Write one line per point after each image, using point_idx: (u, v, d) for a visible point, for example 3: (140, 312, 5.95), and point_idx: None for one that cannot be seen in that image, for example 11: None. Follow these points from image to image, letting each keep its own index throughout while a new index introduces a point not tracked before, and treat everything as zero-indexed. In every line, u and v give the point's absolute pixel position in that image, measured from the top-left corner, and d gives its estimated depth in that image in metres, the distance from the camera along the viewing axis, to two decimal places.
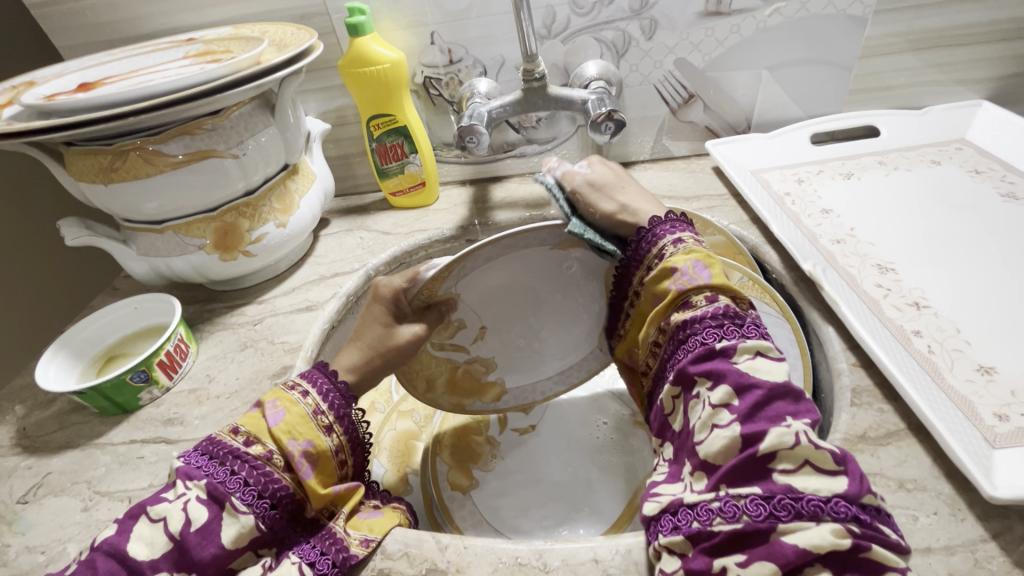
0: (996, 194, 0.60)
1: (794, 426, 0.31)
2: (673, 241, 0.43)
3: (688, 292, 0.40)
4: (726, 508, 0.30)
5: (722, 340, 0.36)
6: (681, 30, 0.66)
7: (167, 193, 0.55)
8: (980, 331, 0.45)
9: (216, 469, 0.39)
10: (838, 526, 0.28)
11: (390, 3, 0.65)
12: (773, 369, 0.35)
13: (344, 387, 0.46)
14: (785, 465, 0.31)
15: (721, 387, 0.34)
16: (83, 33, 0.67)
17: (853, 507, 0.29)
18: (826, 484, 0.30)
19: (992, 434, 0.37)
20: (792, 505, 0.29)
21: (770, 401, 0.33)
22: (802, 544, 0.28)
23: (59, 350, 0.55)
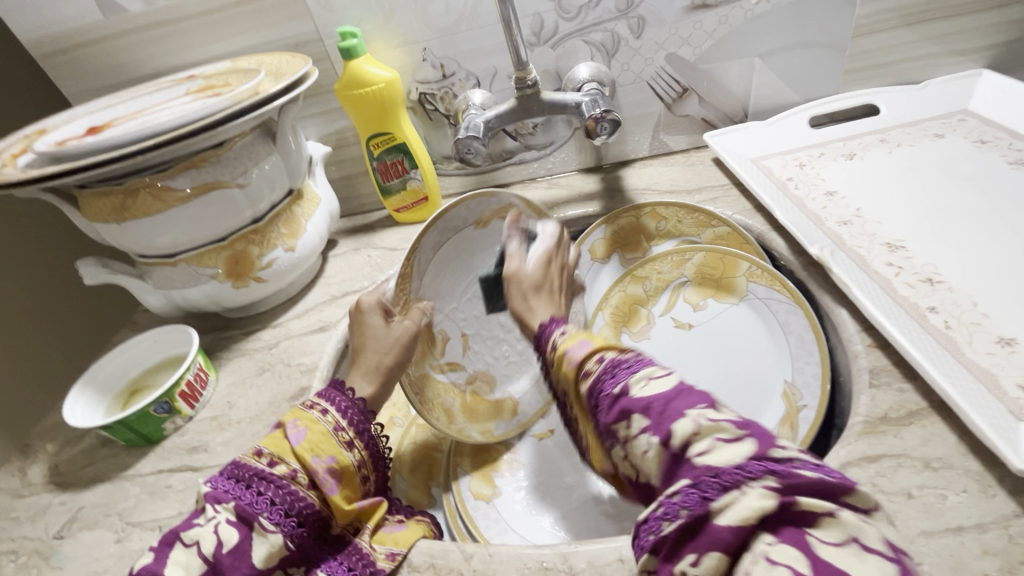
0: (1003, 162, 0.59)
1: (692, 415, 0.29)
2: (560, 333, 0.42)
3: (578, 363, 0.37)
4: (659, 514, 0.27)
5: (616, 384, 0.33)
6: (670, 26, 0.66)
7: (178, 227, 0.56)
8: (997, 302, 0.44)
9: (244, 491, 0.39)
10: (760, 487, 0.25)
11: (380, 24, 0.66)
12: (667, 378, 0.32)
13: (362, 403, 0.47)
14: (696, 449, 0.28)
15: (634, 421, 0.31)
16: (87, 79, 0.69)
17: (767, 461, 0.26)
18: (737, 450, 0.27)
19: (1017, 407, 0.37)
20: (713, 482, 0.26)
21: (668, 404, 0.30)
22: (731, 521, 0.25)
23: (85, 387, 0.57)
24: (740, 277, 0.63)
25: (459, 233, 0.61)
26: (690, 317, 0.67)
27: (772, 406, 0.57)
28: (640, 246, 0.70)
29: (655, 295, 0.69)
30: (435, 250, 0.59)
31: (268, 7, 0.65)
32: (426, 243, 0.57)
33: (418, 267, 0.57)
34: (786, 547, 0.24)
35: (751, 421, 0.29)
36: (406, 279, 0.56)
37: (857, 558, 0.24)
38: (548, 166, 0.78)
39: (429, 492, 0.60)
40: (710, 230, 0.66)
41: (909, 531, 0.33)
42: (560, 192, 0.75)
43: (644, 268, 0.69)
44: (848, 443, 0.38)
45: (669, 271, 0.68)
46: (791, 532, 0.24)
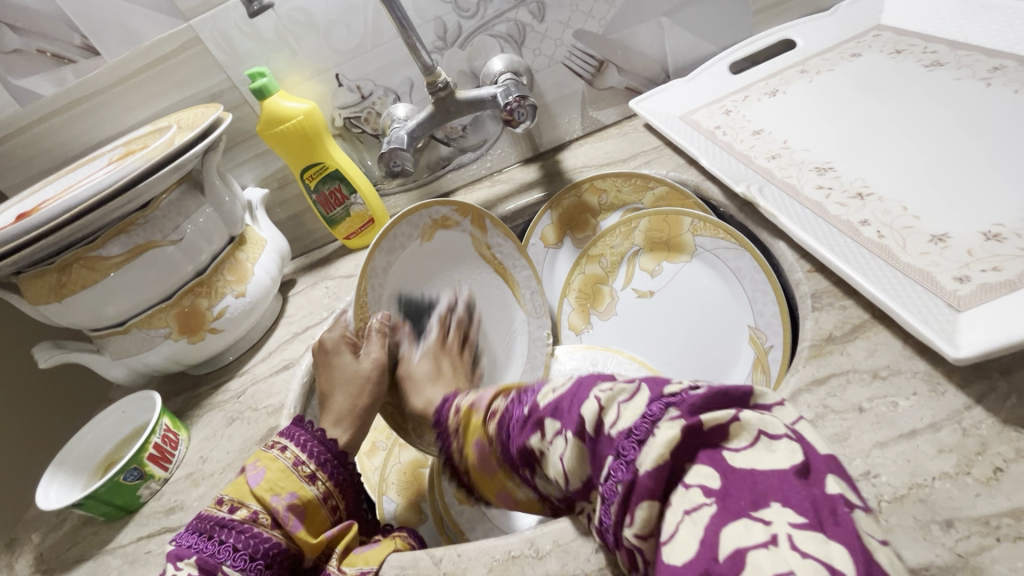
0: (920, 67, 0.59)
1: (593, 396, 0.34)
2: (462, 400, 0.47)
3: (486, 406, 0.45)
4: (608, 494, 0.31)
5: (524, 406, 0.40)
6: (570, 3, 0.66)
7: (119, 293, 0.56)
8: (925, 201, 0.44)
9: (206, 543, 0.38)
10: (666, 421, 0.29)
11: (289, 58, 0.67)
12: (568, 382, 0.38)
13: (323, 435, 0.46)
14: (609, 421, 0.32)
15: (548, 425, 0.37)
16: (15, 172, 0.69)
17: (662, 400, 0.31)
18: (638, 405, 0.31)
19: (955, 299, 0.36)
20: (631, 442, 0.30)
21: (565, 402, 0.36)
22: (649, 466, 0.28)
23: (56, 471, 0.56)
24: (686, 233, 0.63)
25: (406, 252, 0.55)
26: (650, 284, 0.67)
27: (742, 352, 0.57)
28: (588, 225, 0.70)
29: (613, 269, 0.70)
30: (388, 269, 0.53)
31: (176, 64, 0.66)
32: (380, 267, 0.52)
33: (378, 290, 0.52)
34: (703, 468, 0.28)
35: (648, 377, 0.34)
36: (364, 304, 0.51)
37: (762, 453, 0.28)
38: (487, 164, 0.78)
39: (419, 508, 0.58)
40: (650, 193, 0.66)
41: (863, 446, 0.32)
42: (502, 187, 0.75)
43: (597, 245, 0.70)
44: (797, 370, 0.37)
45: (620, 243, 0.69)
46: (708, 453, 0.28)
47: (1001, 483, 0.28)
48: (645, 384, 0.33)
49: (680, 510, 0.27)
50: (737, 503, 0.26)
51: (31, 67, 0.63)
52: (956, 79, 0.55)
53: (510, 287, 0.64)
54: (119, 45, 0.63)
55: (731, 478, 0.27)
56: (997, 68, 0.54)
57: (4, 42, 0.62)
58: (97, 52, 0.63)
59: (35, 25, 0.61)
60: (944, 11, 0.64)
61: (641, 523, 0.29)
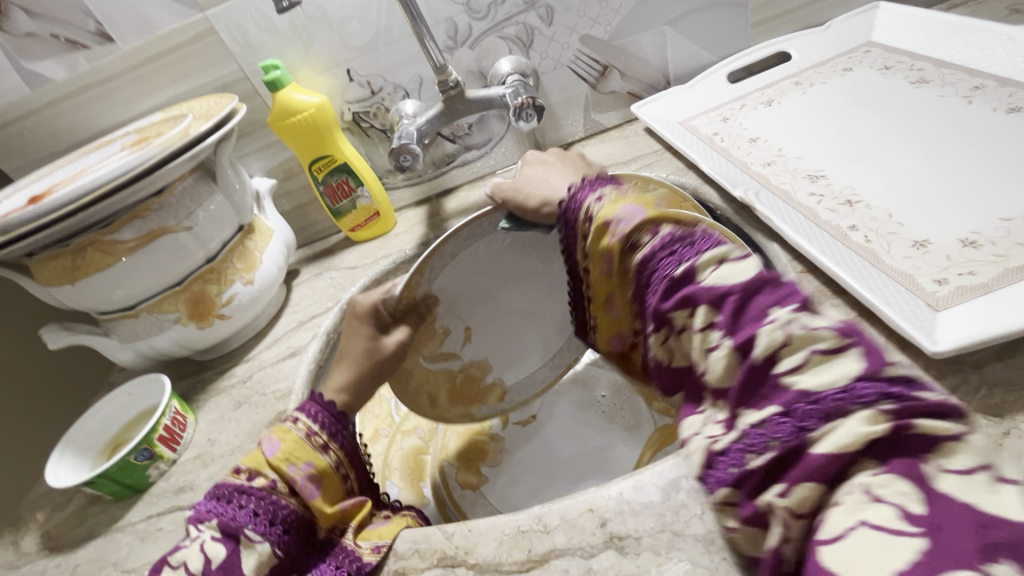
0: (907, 83, 0.62)
1: (777, 317, 0.29)
2: (595, 199, 0.43)
3: (625, 236, 0.39)
4: (754, 441, 0.28)
5: (680, 264, 0.36)
6: (577, 9, 0.68)
7: (132, 277, 0.57)
8: (910, 209, 0.47)
9: (225, 508, 0.40)
10: (867, 413, 0.25)
11: (302, 52, 0.68)
12: (740, 262, 0.33)
13: (332, 407, 0.47)
14: (787, 366, 0.28)
15: (702, 307, 0.33)
16: (21, 154, 0.70)
17: (881, 384, 0.25)
18: (843, 369, 0.26)
19: (934, 299, 0.39)
20: (812, 411, 0.26)
21: (748, 301, 0.31)
22: (828, 449, 0.25)
23: (64, 451, 0.57)
24: None
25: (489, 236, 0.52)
26: None
27: None
28: None
29: None
30: (455, 254, 0.50)
31: (189, 53, 0.66)
32: (447, 254, 0.50)
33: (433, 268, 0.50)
34: (897, 480, 0.23)
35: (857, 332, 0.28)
36: (413, 284, 0.49)
37: (984, 490, 0.22)
38: (491, 162, 0.80)
39: (421, 492, 0.60)
40: None
41: None
42: None
43: None
44: None
45: None
46: (904, 461, 0.24)
47: None
48: (854, 346, 0.27)
49: (859, 516, 0.23)
50: (956, 543, 0.21)
51: (44, 51, 0.63)
52: (941, 96, 0.59)
53: None
54: (133, 32, 0.64)
55: (941, 508, 0.22)
56: (978, 87, 0.58)
57: (17, 26, 0.62)
58: (111, 38, 0.64)
59: (49, 10, 0.62)
60: (931, 30, 0.68)
61: (796, 499, 0.26)
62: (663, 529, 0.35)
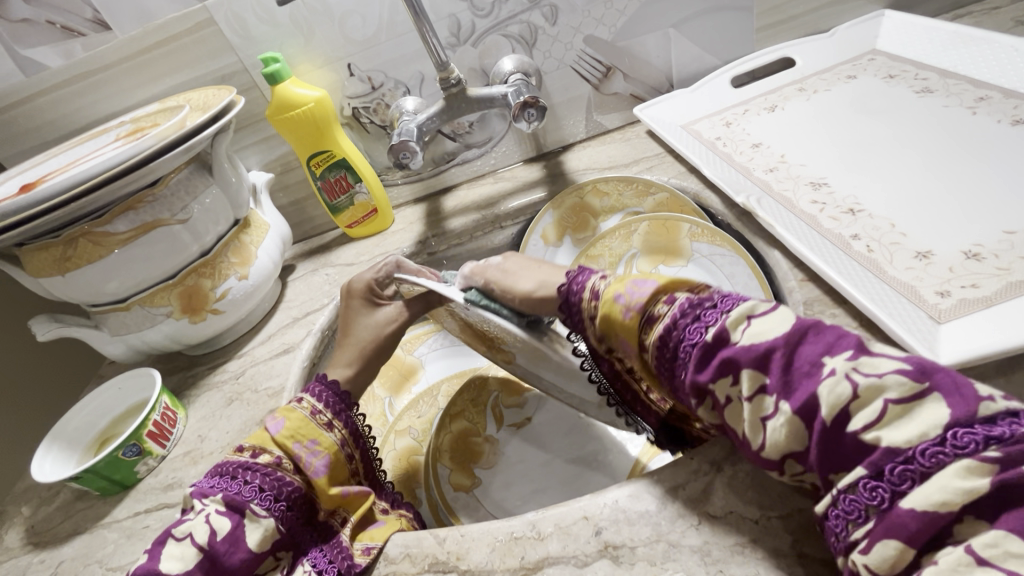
0: (911, 92, 0.62)
1: (840, 374, 0.26)
2: (599, 279, 0.41)
3: (638, 311, 0.36)
4: (845, 510, 0.26)
5: (708, 328, 0.32)
6: (582, 9, 0.68)
7: (124, 269, 0.56)
8: (914, 220, 0.46)
9: (230, 483, 0.39)
10: (967, 463, 0.23)
11: (303, 46, 0.67)
12: (772, 316, 0.31)
13: (336, 387, 0.48)
14: (863, 420, 0.26)
15: (747, 375, 0.30)
16: (15, 142, 0.68)
17: (979, 428, 0.23)
18: (931, 419, 0.24)
19: (936, 312, 0.39)
20: (902, 470, 0.24)
21: (796, 355, 0.28)
22: (921, 508, 0.23)
23: (51, 444, 0.56)
24: (684, 239, 0.64)
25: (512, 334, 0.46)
26: None
27: None
28: (588, 226, 0.72)
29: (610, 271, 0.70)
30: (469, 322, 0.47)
31: (188, 44, 0.65)
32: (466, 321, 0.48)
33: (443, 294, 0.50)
34: (1007, 536, 0.22)
35: (932, 370, 0.26)
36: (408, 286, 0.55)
37: None
38: (491, 161, 0.79)
39: (414, 492, 0.60)
40: (651, 199, 0.68)
41: None
42: (506, 185, 0.77)
43: (596, 246, 0.70)
44: None
45: (618, 245, 0.69)
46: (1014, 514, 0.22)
47: None
48: (936, 388, 0.25)
49: None
50: None
51: (39, 37, 0.62)
52: (945, 106, 0.58)
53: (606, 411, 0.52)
54: (130, 20, 0.63)
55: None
56: (982, 98, 0.57)
57: (13, 11, 0.61)
58: (108, 26, 0.63)
59: None
60: (936, 40, 0.68)
61: (879, 560, 0.24)
62: (658, 540, 0.34)
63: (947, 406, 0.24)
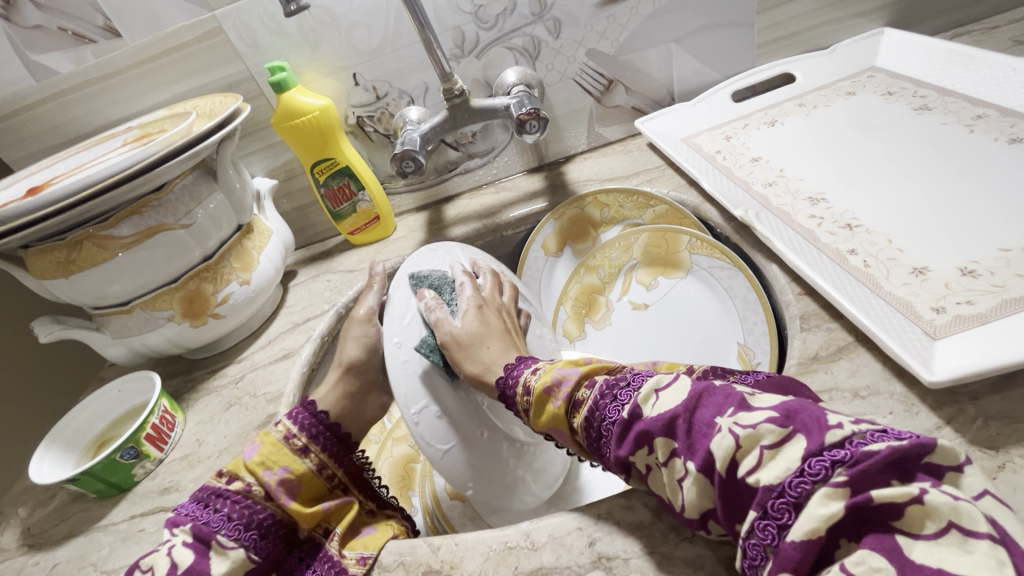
0: (910, 110, 0.63)
1: (724, 428, 0.29)
2: (531, 373, 0.43)
3: (567, 397, 0.39)
4: (753, 554, 0.27)
5: (621, 408, 0.34)
6: (585, 23, 0.69)
7: (127, 273, 0.57)
8: (909, 236, 0.47)
9: (200, 511, 0.41)
10: (825, 491, 0.25)
11: (309, 55, 0.68)
12: (672, 387, 0.33)
13: (314, 412, 0.49)
14: (748, 466, 0.28)
15: (658, 443, 0.32)
16: (25, 145, 0.69)
17: (829, 454, 0.26)
18: (793, 454, 0.26)
19: (932, 327, 0.39)
20: (782, 504, 0.26)
21: (693, 418, 0.30)
22: (799, 537, 0.25)
23: (50, 445, 0.56)
24: (683, 251, 0.65)
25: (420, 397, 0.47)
26: (645, 297, 0.69)
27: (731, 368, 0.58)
28: (588, 236, 0.72)
29: (610, 281, 0.71)
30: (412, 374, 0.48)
31: (196, 52, 0.66)
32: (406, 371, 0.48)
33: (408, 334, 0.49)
34: (869, 554, 0.24)
35: (796, 412, 0.28)
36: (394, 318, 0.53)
37: (954, 552, 0.23)
38: (493, 171, 0.80)
39: (410, 501, 0.61)
40: (651, 211, 0.68)
41: None
42: (507, 195, 0.77)
43: (596, 256, 0.72)
44: None
45: (618, 256, 0.71)
46: (876, 534, 0.24)
47: None
48: (800, 428, 0.27)
49: None
50: None
51: (51, 43, 0.63)
52: (943, 124, 0.59)
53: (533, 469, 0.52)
54: (140, 27, 0.64)
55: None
56: (980, 117, 0.58)
57: (26, 18, 0.62)
58: (119, 34, 0.64)
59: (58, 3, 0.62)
60: (934, 58, 0.69)
61: None
62: (653, 552, 0.34)
63: (807, 441, 0.27)
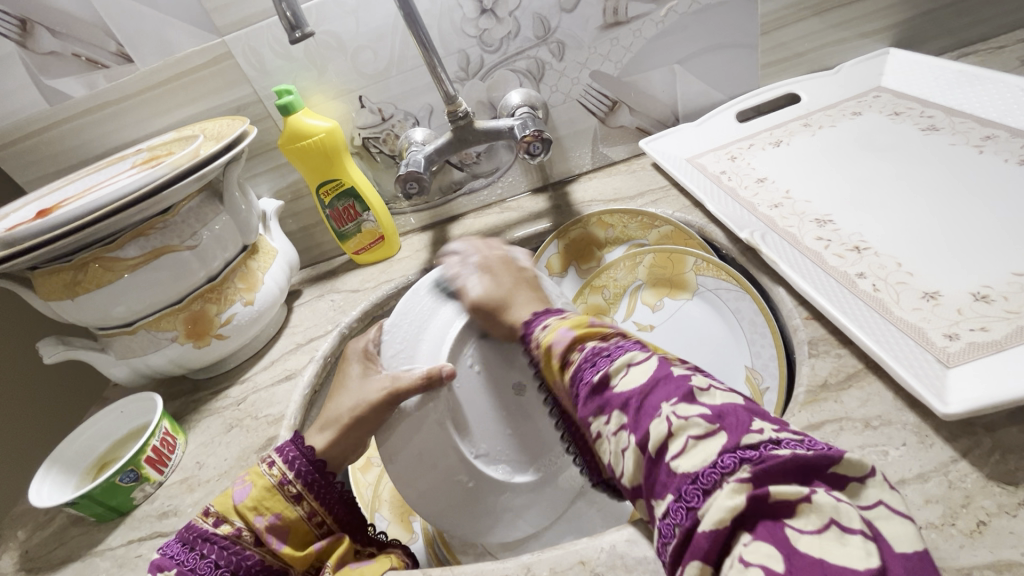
0: (917, 130, 0.62)
1: (664, 413, 0.32)
2: (542, 328, 0.47)
3: (561, 353, 0.42)
4: (663, 530, 0.31)
5: (596, 372, 0.38)
6: (589, 46, 0.69)
7: (132, 294, 0.57)
8: (919, 260, 0.46)
9: (187, 555, 0.40)
10: (732, 483, 0.28)
11: (316, 79, 0.69)
12: (643, 365, 0.37)
13: (310, 452, 0.46)
14: (673, 450, 0.31)
15: (614, 412, 0.36)
16: (38, 167, 0.71)
17: (739, 453, 0.29)
18: (711, 448, 0.30)
19: (945, 355, 0.38)
20: (694, 488, 0.29)
21: (644, 400, 0.34)
22: (708, 528, 0.28)
23: (50, 468, 0.56)
24: (689, 271, 0.65)
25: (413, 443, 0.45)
26: (651, 318, 0.68)
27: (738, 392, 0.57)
28: (593, 257, 0.72)
29: (615, 301, 0.70)
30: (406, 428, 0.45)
31: (205, 76, 0.68)
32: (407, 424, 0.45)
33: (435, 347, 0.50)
34: (760, 543, 0.26)
35: (726, 413, 0.32)
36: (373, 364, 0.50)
37: (832, 545, 0.25)
38: (497, 191, 0.80)
39: (411, 526, 0.60)
40: (656, 231, 0.68)
41: None
42: (511, 215, 0.77)
43: (601, 277, 0.71)
44: (793, 414, 0.39)
45: (624, 276, 0.70)
46: (768, 526, 0.27)
47: (984, 536, 0.29)
48: (724, 426, 0.31)
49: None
50: None
51: (65, 69, 0.65)
52: (951, 144, 0.58)
53: (526, 504, 0.52)
54: (152, 52, 0.65)
55: (794, 562, 0.25)
56: (989, 137, 0.57)
57: (41, 45, 0.64)
58: (130, 59, 0.65)
59: (73, 30, 0.63)
60: (941, 78, 0.68)
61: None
62: None
63: (725, 438, 0.30)
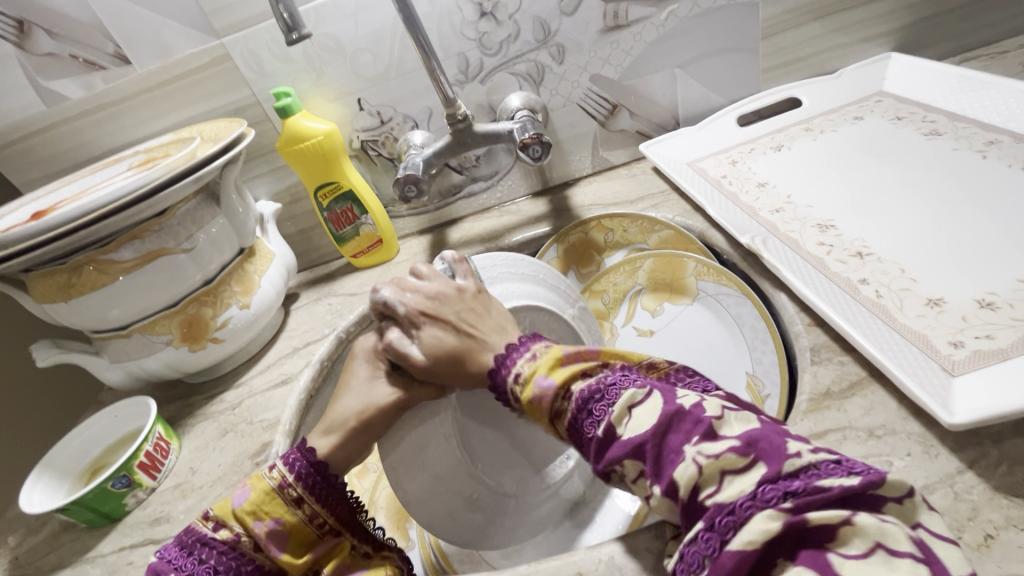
0: (920, 135, 0.62)
1: (689, 456, 0.31)
2: (514, 376, 0.41)
3: (547, 407, 0.39)
4: (689, 563, 0.29)
5: (599, 425, 0.36)
6: (589, 49, 0.69)
7: (127, 297, 0.57)
8: (923, 266, 0.45)
9: (185, 561, 0.39)
10: (771, 509, 0.27)
11: (315, 81, 0.69)
12: (645, 409, 0.34)
13: (313, 454, 0.44)
14: (706, 490, 0.30)
15: (630, 465, 0.33)
16: (34, 169, 0.70)
17: (782, 484, 0.28)
18: (749, 480, 0.29)
19: (949, 363, 0.37)
20: (728, 519, 0.28)
21: (664, 443, 0.32)
22: (738, 546, 0.27)
23: (42, 473, 0.55)
24: (689, 276, 0.64)
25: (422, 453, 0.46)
26: (650, 324, 0.68)
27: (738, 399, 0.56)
28: (593, 261, 0.71)
29: (615, 306, 0.70)
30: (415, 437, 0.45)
31: (204, 78, 0.67)
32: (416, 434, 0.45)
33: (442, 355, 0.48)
34: (806, 569, 0.26)
35: (756, 440, 0.31)
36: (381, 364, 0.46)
37: (879, 569, 0.25)
38: (496, 195, 0.80)
39: (407, 533, 0.59)
40: (656, 235, 0.67)
41: None
42: (510, 218, 0.76)
43: (601, 281, 0.71)
44: (795, 422, 0.38)
45: (624, 281, 0.70)
46: (810, 552, 0.27)
47: (992, 550, 0.29)
48: (758, 457, 0.30)
49: None
50: None
51: (62, 70, 0.65)
52: (954, 149, 0.58)
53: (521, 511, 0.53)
54: (150, 54, 0.65)
55: None
56: (992, 142, 0.57)
57: (38, 46, 0.63)
58: (128, 61, 0.65)
59: (70, 31, 0.63)
60: (943, 83, 0.68)
61: None
62: None
63: (763, 467, 0.29)
